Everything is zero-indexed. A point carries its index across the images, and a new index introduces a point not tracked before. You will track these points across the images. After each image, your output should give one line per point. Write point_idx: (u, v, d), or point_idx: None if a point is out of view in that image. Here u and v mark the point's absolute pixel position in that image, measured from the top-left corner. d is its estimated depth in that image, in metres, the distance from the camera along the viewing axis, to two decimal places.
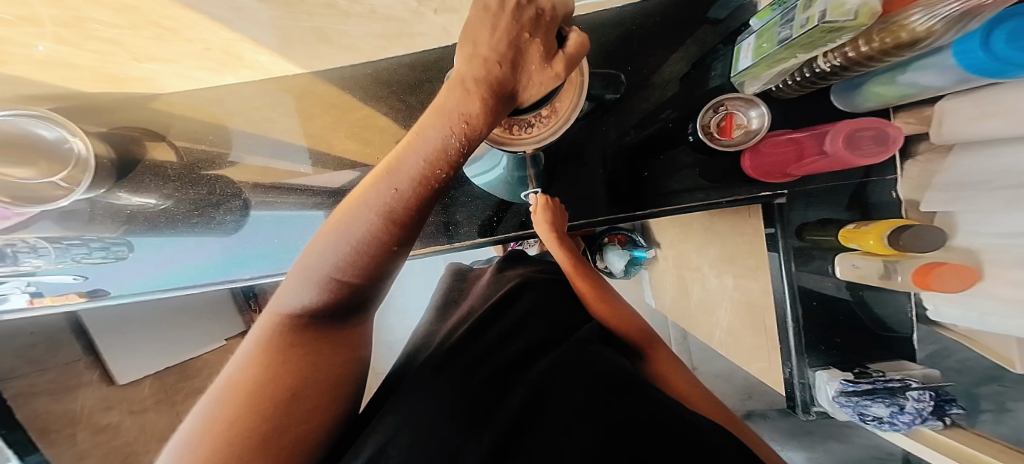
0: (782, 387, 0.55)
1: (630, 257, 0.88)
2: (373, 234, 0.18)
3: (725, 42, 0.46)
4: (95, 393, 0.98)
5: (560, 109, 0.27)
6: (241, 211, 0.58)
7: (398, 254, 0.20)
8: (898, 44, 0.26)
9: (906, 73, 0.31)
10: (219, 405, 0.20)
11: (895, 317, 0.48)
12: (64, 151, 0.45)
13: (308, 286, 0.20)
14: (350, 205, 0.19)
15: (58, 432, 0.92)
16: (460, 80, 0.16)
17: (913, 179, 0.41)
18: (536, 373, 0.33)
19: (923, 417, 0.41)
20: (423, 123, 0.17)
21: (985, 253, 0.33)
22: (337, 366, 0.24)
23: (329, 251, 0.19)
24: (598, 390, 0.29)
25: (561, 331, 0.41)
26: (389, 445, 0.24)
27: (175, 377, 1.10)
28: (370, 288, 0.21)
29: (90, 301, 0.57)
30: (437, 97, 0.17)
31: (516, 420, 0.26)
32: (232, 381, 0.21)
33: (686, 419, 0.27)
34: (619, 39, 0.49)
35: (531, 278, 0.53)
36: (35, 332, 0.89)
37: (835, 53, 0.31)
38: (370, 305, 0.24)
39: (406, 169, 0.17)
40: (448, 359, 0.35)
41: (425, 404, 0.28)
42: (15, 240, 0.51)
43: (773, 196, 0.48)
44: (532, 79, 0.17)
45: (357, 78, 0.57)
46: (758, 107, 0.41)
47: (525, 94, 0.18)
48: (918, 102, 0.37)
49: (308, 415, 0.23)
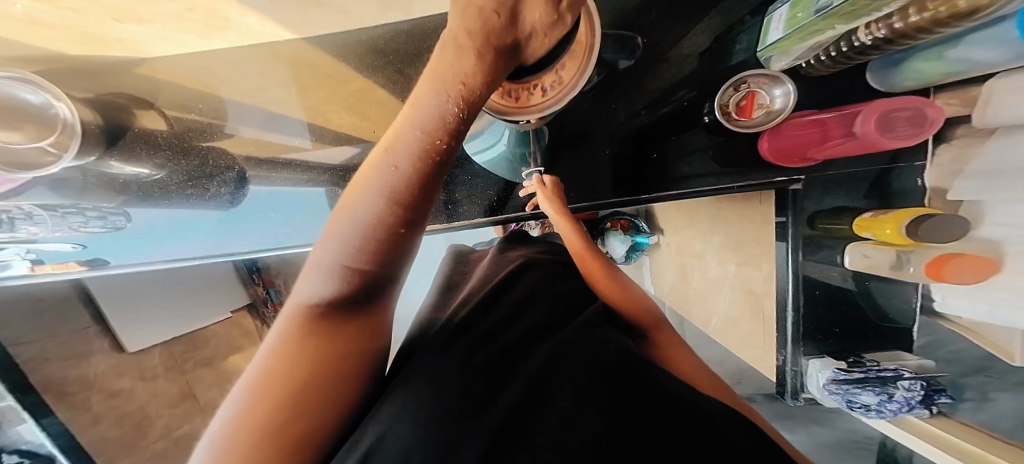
0: (773, 373, 0.56)
1: (632, 243, 0.83)
2: (378, 219, 0.17)
3: (755, 12, 0.43)
4: (107, 361, 0.85)
5: (564, 79, 0.22)
6: (238, 183, 0.57)
7: (405, 241, 0.18)
8: (954, 13, 0.24)
9: (958, 47, 0.29)
10: (250, 394, 0.19)
11: (898, 308, 0.48)
12: (49, 116, 0.43)
13: (325, 275, 0.19)
14: (354, 189, 0.17)
15: (81, 397, 0.80)
16: (453, 38, 0.14)
17: (945, 166, 0.39)
18: (537, 361, 0.32)
19: (910, 405, 0.41)
20: (419, 91, 0.15)
21: (1009, 244, 0.32)
22: (354, 356, 0.23)
23: (339, 238, 0.18)
24: (602, 379, 0.28)
25: (563, 314, 0.40)
26: (390, 435, 0.23)
27: (182, 347, 0.98)
28: (383, 276, 0.20)
29: (91, 270, 0.57)
30: (432, 61, 0.15)
31: (523, 410, 0.25)
32: (256, 373, 0.20)
33: (704, 413, 0.26)
34: (637, 7, 0.46)
35: (531, 259, 0.53)
36: (42, 298, 0.76)
37: (878, 24, 0.29)
38: (389, 292, 0.22)
39: (405, 145, 0.15)
40: (456, 342, 0.35)
41: (434, 389, 0.28)
42: (9, 207, 0.49)
43: (789, 183, 0.46)
44: (535, 27, 0.15)
45: (352, 45, 0.56)
46: (784, 85, 0.38)
47: (527, 45, 0.16)
48: (966, 81, 0.35)
49: (328, 406, 0.22)
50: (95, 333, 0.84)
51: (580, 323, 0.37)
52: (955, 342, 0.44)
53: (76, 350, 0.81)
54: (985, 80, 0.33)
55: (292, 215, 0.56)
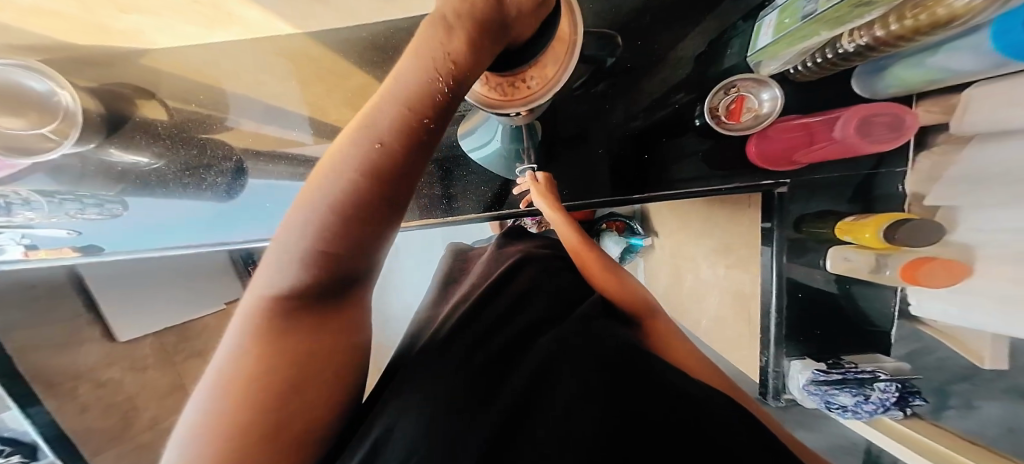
0: (756, 374, 0.57)
1: (626, 245, 0.84)
2: (357, 195, 0.14)
3: (746, 18, 0.44)
4: (97, 352, 0.84)
5: (545, 74, 0.22)
6: (235, 173, 0.57)
7: (391, 222, 0.16)
8: (932, 23, 0.25)
9: (938, 55, 0.30)
10: (212, 407, 0.17)
11: (878, 311, 0.49)
12: (49, 104, 0.44)
13: (287, 265, 0.16)
14: (323, 168, 0.16)
15: (67, 387, 0.78)
16: (439, 20, 0.15)
17: (923, 172, 0.41)
18: (537, 354, 0.30)
19: (886, 406, 0.42)
20: (403, 67, 0.15)
21: (982, 249, 0.34)
22: (323, 357, 0.20)
23: (301, 221, 0.15)
24: (604, 373, 0.26)
25: (562, 310, 0.40)
26: (397, 427, 0.23)
27: (175, 338, 0.95)
28: (363, 263, 0.17)
29: (85, 257, 0.57)
30: (415, 41, 0.16)
31: (520, 408, 0.24)
32: (217, 381, 0.17)
33: (704, 403, 0.24)
34: (633, 11, 0.47)
35: (531, 254, 0.53)
36: (34, 285, 0.75)
37: (861, 32, 0.31)
38: (368, 281, 0.20)
39: (385, 117, 0.14)
40: (446, 346, 0.33)
41: (427, 392, 0.26)
42: (7, 192, 0.50)
43: (775, 186, 0.47)
44: (517, 15, 0.16)
45: (353, 41, 0.57)
46: (771, 89, 0.40)
47: (510, 32, 0.17)
48: (946, 89, 0.36)
49: (308, 406, 0.20)
50: (88, 322, 0.82)
51: (575, 318, 0.36)
52: (939, 348, 0.45)
53: (68, 338, 0.79)
54: (962, 88, 0.34)
55: (288, 206, 0.57)
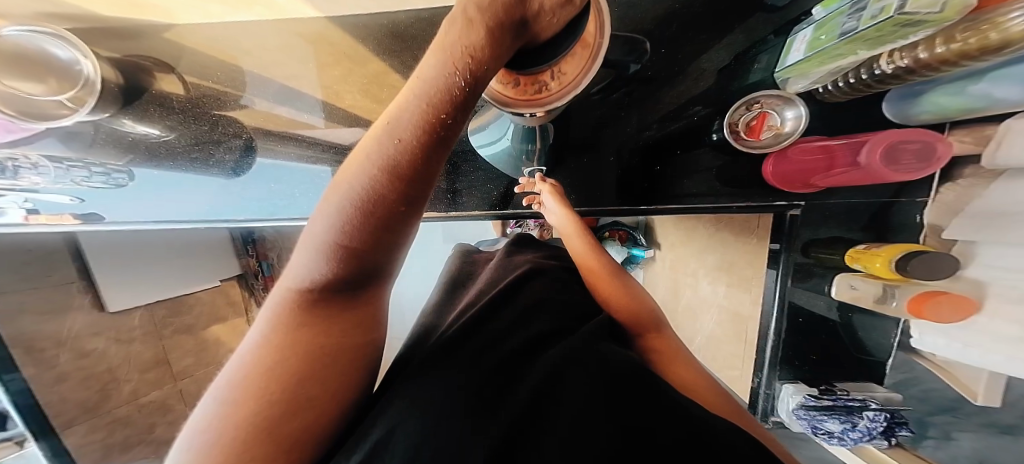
0: (747, 395, 0.57)
1: (629, 255, 0.82)
2: (377, 195, 0.14)
3: (778, 32, 0.43)
4: (86, 318, 0.79)
5: (567, 78, 0.20)
6: (243, 150, 0.57)
7: (409, 220, 0.15)
8: (982, 46, 0.25)
9: (980, 83, 0.29)
10: (228, 394, 0.16)
11: (877, 342, 0.49)
12: (74, 72, 0.44)
13: (314, 254, 0.16)
14: (350, 161, 0.15)
15: (50, 354, 0.73)
16: (462, 11, 0.12)
17: (944, 204, 0.40)
18: (546, 366, 0.28)
19: (872, 435, 0.43)
20: (423, 61, 0.13)
21: (993, 287, 0.34)
22: (345, 355, 0.19)
23: (327, 214, 0.15)
24: (610, 390, 0.24)
25: (574, 319, 0.37)
26: (397, 430, 0.21)
27: (165, 312, 0.92)
28: (385, 257, 0.17)
29: (83, 225, 0.56)
30: (439, 34, 0.13)
31: (524, 424, 0.22)
32: (237, 365, 0.17)
33: (719, 431, 0.22)
34: (661, 17, 0.47)
35: (542, 266, 0.49)
36: (32, 251, 0.74)
37: (904, 53, 0.31)
38: (388, 274, 0.19)
39: (408, 113, 0.13)
40: (459, 341, 0.32)
41: (435, 390, 0.24)
42: (18, 155, 0.49)
43: (788, 207, 0.46)
44: (547, 10, 0.13)
45: (373, 28, 0.56)
46: (796, 107, 0.39)
47: (538, 25, 0.13)
48: (980, 120, 0.35)
49: (322, 402, 0.19)
50: (78, 289, 0.79)
51: (588, 331, 0.33)
52: (927, 381, 0.47)
53: (56, 304, 0.75)
54: (1004, 119, 0.34)
55: (293, 189, 0.56)
